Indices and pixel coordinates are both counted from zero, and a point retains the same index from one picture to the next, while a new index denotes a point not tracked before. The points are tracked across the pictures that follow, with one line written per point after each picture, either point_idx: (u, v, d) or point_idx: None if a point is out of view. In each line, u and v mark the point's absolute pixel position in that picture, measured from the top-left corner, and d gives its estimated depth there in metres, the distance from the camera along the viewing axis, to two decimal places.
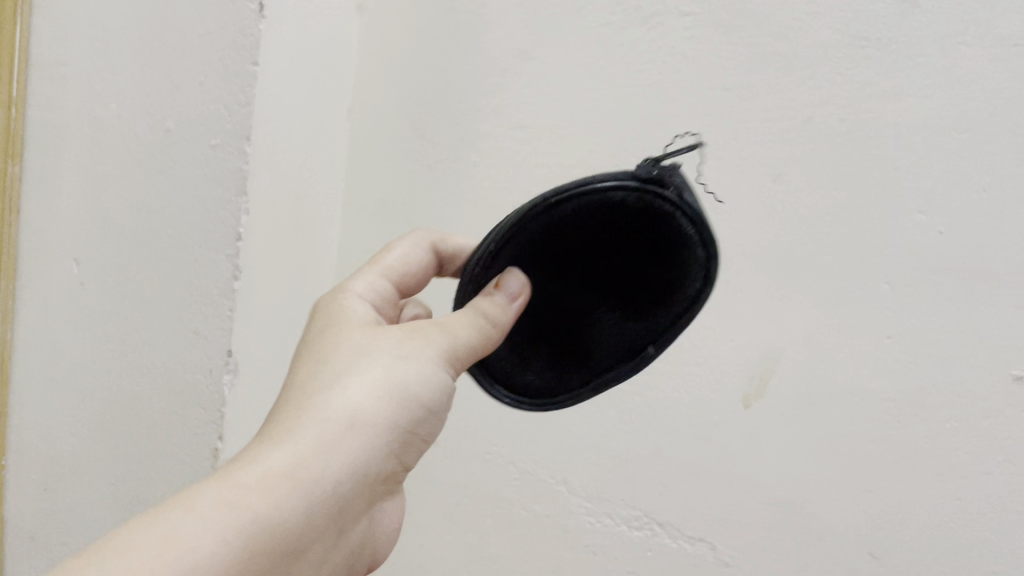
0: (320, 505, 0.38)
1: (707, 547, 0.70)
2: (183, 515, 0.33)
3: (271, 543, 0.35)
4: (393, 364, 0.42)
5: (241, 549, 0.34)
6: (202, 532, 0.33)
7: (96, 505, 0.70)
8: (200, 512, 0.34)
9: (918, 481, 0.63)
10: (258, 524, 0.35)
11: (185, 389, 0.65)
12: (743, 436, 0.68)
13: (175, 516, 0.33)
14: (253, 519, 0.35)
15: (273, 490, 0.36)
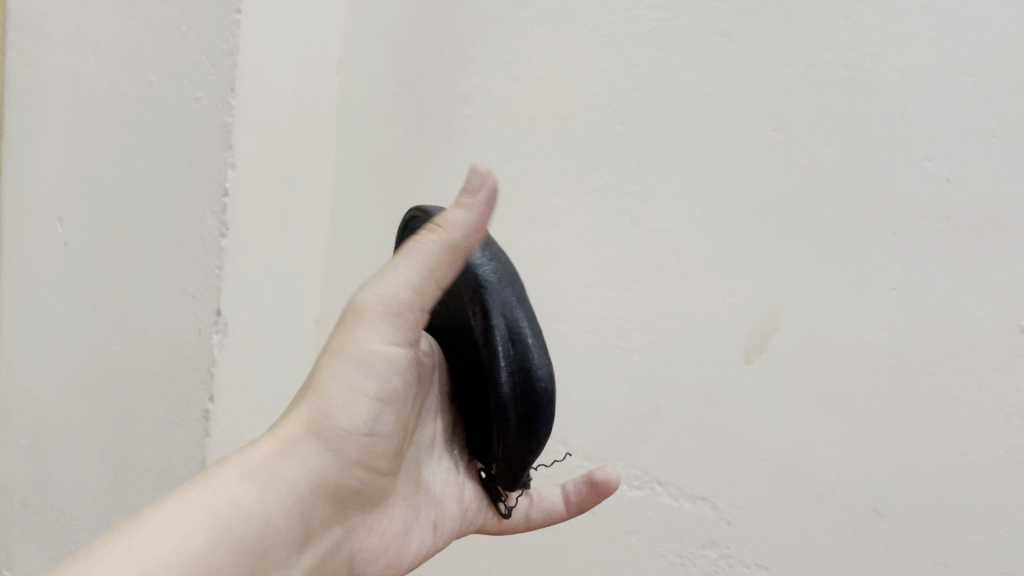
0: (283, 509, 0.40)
1: (708, 506, 0.69)
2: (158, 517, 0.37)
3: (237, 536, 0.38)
4: (364, 378, 0.42)
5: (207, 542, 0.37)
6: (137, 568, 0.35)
7: (85, 471, 0.69)
8: (170, 516, 0.38)
9: (923, 437, 0.62)
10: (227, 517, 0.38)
11: (174, 351, 0.64)
12: (743, 394, 0.67)
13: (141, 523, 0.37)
14: (221, 520, 0.38)
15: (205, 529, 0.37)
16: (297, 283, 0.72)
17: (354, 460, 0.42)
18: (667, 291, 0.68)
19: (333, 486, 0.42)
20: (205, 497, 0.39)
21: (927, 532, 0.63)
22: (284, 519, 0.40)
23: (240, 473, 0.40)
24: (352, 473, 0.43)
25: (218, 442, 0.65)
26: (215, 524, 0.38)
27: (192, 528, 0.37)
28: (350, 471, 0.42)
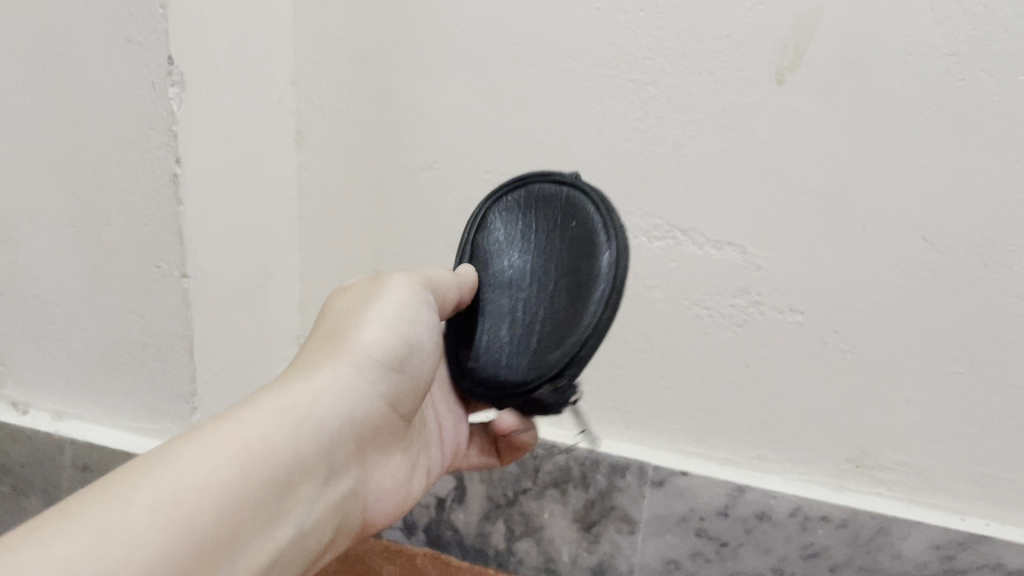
0: (312, 455, 0.39)
1: (737, 251, 0.62)
2: (185, 446, 0.35)
3: (266, 486, 0.36)
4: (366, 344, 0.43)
5: (240, 472, 0.35)
6: (133, 524, 0.31)
7: (57, 258, 0.63)
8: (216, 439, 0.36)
9: (980, 149, 0.55)
10: (268, 462, 0.37)
11: (129, 111, 0.56)
12: (776, 119, 0.58)
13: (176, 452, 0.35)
14: (247, 451, 0.36)
15: (230, 471, 0.35)
16: (261, 32, 0.63)
17: (371, 393, 0.44)
18: (683, 5, 0.58)
19: (354, 420, 0.43)
20: (212, 450, 0.36)
21: (981, 257, 0.57)
22: (310, 467, 0.39)
23: (258, 421, 0.38)
24: (365, 417, 0.43)
25: (194, 211, 0.59)
26: (252, 429, 0.37)
27: (198, 480, 0.34)
28: (365, 401, 0.43)
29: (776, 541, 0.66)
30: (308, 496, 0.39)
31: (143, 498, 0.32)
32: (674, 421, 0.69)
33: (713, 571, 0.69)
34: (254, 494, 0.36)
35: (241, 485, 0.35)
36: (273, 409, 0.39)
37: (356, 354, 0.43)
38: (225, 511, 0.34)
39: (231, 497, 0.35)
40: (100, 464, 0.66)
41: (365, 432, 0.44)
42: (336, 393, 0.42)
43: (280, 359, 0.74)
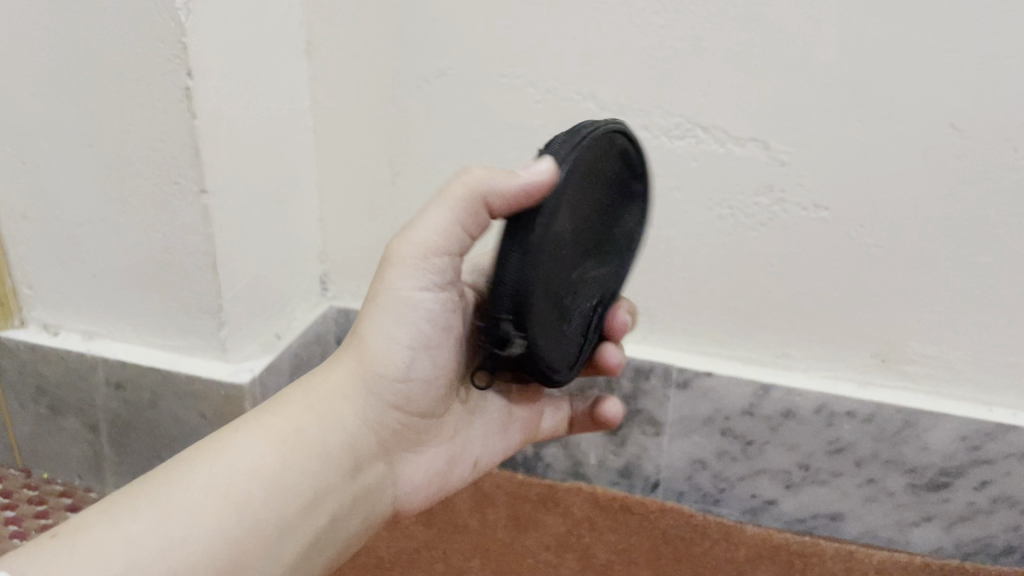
0: (338, 448, 0.45)
1: (760, 147, 0.61)
2: (237, 429, 0.43)
3: (291, 475, 0.42)
4: (385, 321, 0.46)
5: (274, 460, 0.42)
6: (195, 513, 0.38)
7: (76, 179, 0.63)
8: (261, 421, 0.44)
9: (1012, 29, 0.53)
10: (296, 449, 0.43)
11: (136, 23, 0.56)
12: (799, 7, 0.56)
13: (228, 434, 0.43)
14: (279, 441, 0.43)
15: (271, 459, 0.42)
16: None
17: (396, 392, 0.47)
18: None
19: (377, 419, 0.47)
20: (253, 443, 0.42)
21: (1012, 143, 0.55)
22: (337, 461, 0.45)
23: (289, 413, 0.44)
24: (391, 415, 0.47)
25: (208, 126, 0.59)
26: (287, 417, 0.44)
27: (243, 467, 0.41)
28: (390, 399, 0.47)
29: (802, 438, 0.67)
30: (342, 481, 0.45)
31: (200, 491, 0.39)
32: (698, 324, 0.68)
33: (739, 469, 0.70)
34: (291, 480, 0.42)
35: (274, 472, 0.42)
36: (306, 399, 0.45)
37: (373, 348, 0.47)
38: (269, 499, 0.41)
39: (274, 484, 0.42)
40: (133, 380, 0.67)
41: (398, 422, 0.48)
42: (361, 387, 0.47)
43: (303, 275, 0.74)
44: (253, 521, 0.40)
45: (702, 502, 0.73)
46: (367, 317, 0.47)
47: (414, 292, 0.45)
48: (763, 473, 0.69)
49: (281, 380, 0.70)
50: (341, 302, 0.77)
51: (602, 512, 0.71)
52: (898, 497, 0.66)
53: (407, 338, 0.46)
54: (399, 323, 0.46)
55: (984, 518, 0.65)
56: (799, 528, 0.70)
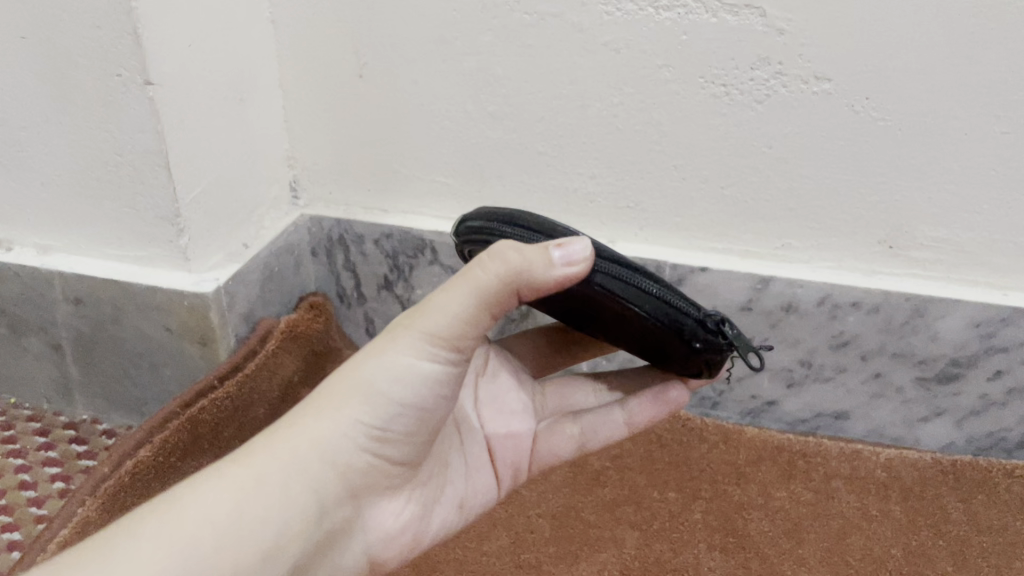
0: (317, 497, 0.40)
1: (756, 15, 0.55)
2: (185, 490, 0.37)
3: (254, 524, 0.37)
4: (382, 377, 0.41)
5: (231, 512, 0.37)
6: (140, 560, 0.34)
7: (13, 78, 0.58)
8: (200, 489, 0.37)
9: None
10: (255, 505, 0.38)
11: None
12: None
13: (182, 491, 0.38)
14: (244, 488, 0.38)
15: (230, 506, 0.37)
16: None
17: (378, 445, 0.42)
18: None
19: (363, 472, 0.42)
20: (214, 488, 0.38)
21: None
22: (314, 509, 0.40)
23: (251, 464, 0.39)
24: (376, 463, 0.42)
25: (147, 10, 0.53)
26: (240, 482, 0.38)
27: (197, 514, 0.36)
28: (377, 453, 0.42)
29: (804, 333, 0.63)
30: (306, 527, 0.39)
31: (149, 539, 0.35)
32: (693, 216, 0.63)
33: (739, 370, 0.66)
34: (248, 529, 0.37)
35: (229, 519, 0.37)
36: (259, 472, 0.39)
37: (352, 411, 0.41)
38: (220, 552, 0.36)
39: (230, 530, 0.37)
40: (93, 295, 0.63)
41: (378, 461, 0.42)
42: (319, 455, 0.40)
43: (270, 182, 0.69)
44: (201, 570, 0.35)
45: (700, 407, 0.69)
46: (338, 388, 0.41)
47: (429, 346, 0.40)
48: (763, 373, 0.66)
49: (251, 291, 0.66)
50: (314, 210, 0.72)
51: None
52: (907, 392, 0.63)
53: (407, 396, 0.41)
54: (397, 381, 0.40)
55: (997, 410, 0.61)
56: (802, 429, 0.67)
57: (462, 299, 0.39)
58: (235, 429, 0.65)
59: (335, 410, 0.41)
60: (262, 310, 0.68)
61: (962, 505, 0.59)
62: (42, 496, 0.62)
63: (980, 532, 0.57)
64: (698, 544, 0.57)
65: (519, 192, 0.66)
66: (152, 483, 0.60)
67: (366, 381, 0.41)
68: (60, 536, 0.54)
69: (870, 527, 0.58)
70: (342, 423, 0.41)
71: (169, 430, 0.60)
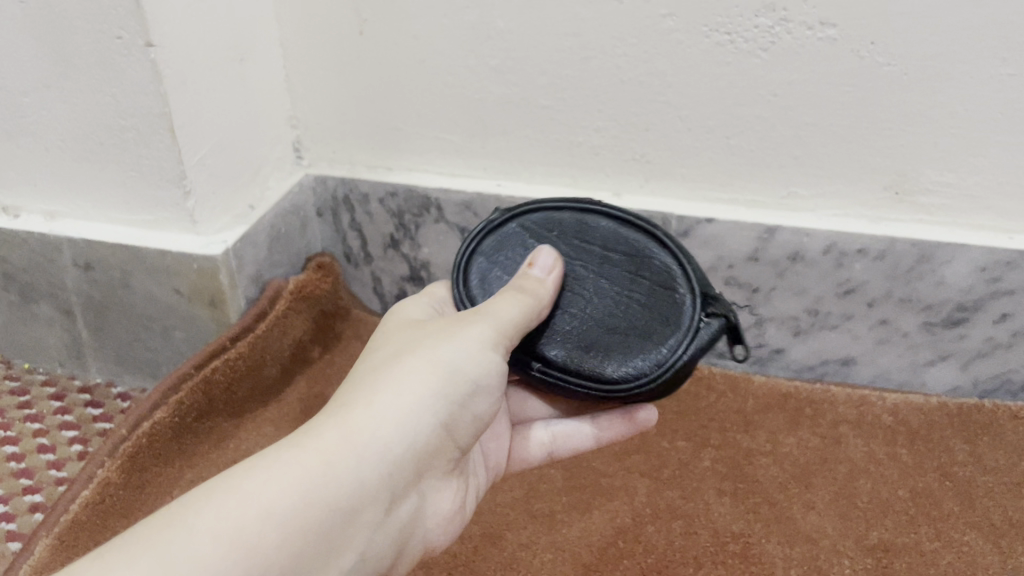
0: (381, 485, 0.38)
1: None
2: (248, 474, 0.35)
3: (320, 516, 0.36)
4: (462, 361, 0.42)
5: (298, 501, 0.35)
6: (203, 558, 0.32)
7: (11, 43, 0.57)
8: (265, 475, 0.35)
9: None
10: (321, 494, 0.36)
11: None
12: None
13: (243, 473, 0.35)
14: (312, 475, 0.36)
15: (295, 496, 0.35)
16: None
17: (444, 429, 0.41)
18: None
19: (424, 457, 0.41)
20: (280, 473, 0.36)
21: None
22: (376, 496, 0.38)
23: (319, 445, 0.37)
24: (434, 450, 0.42)
25: None
26: (306, 468, 0.36)
27: (260, 503, 0.34)
28: (441, 436, 0.41)
29: (810, 281, 0.63)
30: (367, 516, 0.38)
31: (210, 533, 0.33)
32: (699, 166, 0.63)
33: (745, 320, 0.67)
34: (314, 521, 0.36)
35: (296, 511, 0.35)
36: (326, 456, 0.37)
37: (427, 392, 0.40)
38: (290, 536, 0.35)
39: (306, 511, 0.35)
40: (102, 260, 0.63)
41: (444, 442, 0.42)
42: (388, 439, 0.39)
43: (273, 143, 0.69)
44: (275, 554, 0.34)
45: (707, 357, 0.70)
46: (413, 368, 0.41)
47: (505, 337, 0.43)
48: (770, 322, 0.66)
49: (259, 253, 0.66)
50: (318, 170, 0.72)
51: None
52: (913, 338, 0.63)
53: (481, 378, 0.42)
54: (469, 363, 0.42)
55: (1002, 353, 0.62)
56: (808, 376, 0.68)
57: (515, 307, 0.43)
58: (249, 389, 0.66)
59: (407, 386, 0.40)
60: (270, 271, 0.68)
61: (968, 447, 0.60)
62: (61, 459, 0.63)
63: (985, 472, 0.58)
64: (707, 491, 0.58)
65: (523, 147, 0.66)
66: (169, 443, 0.61)
67: (444, 360, 0.41)
68: (83, 496, 0.55)
69: (876, 470, 0.59)
70: (417, 403, 0.40)
71: (183, 392, 0.61)
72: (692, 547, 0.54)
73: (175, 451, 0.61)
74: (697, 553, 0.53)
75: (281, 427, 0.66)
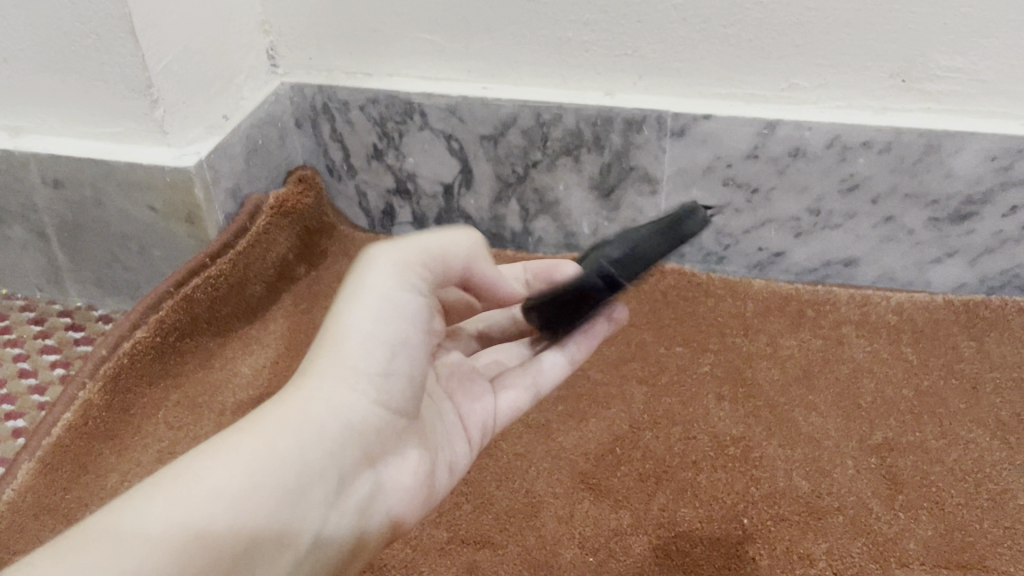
0: (331, 457, 0.35)
1: None
2: (189, 464, 0.32)
3: (268, 493, 0.33)
4: (396, 322, 0.37)
5: (244, 480, 0.32)
6: (149, 538, 0.29)
7: None
8: (206, 462, 0.32)
9: None
10: (265, 472, 0.33)
11: None
12: None
13: (182, 464, 0.32)
14: (252, 452, 0.33)
15: (241, 475, 0.32)
16: None
17: (390, 398, 0.38)
18: None
19: (375, 432, 0.37)
20: (221, 455, 0.32)
21: None
22: (326, 474, 0.35)
23: (253, 425, 0.34)
24: (385, 420, 0.38)
25: None
26: (245, 445, 0.33)
27: (208, 486, 0.31)
28: (389, 408, 0.38)
29: (812, 178, 0.61)
30: (319, 495, 0.35)
31: (161, 514, 0.30)
32: (695, 60, 0.59)
33: (745, 222, 0.64)
34: (266, 498, 0.32)
35: (243, 490, 0.32)
36: (262, 435, 0.33)
37: (363, 361, 0.37)
38: (243, 517, 0.31)
39: (244, 497, 0.32)
40: (72, 176, 0.61)
41: (390, 418, 0.38)
42: (329, 416, 0.35)
43: (245, 50, 0.65)
44: (213, 548, 0.30)
45: (705, 263, 0.68)
46: (347, 337, 0.37)
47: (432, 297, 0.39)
48: (770, 224, 0.64)
49: (237, 165, 0.63)
50: (295, 78, 0.69)
51: None
52: (918, 235, 0.61)
53: (413, 333, 0.38)
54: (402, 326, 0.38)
55: (1012, 247, 0.60)
56: (810, 279, 0.66)
57: (459, 242, 0.40)
58: (233, 308, 0.64)
59: (340, 360, 0.36)
60: (250, 186, 0.65)
61: (975, 343, 0.58)
62: (42, 383, 0.61)
63: (993, 369, 0.57)
64: (707, 395, 0.56)
65: (509, 46, 0.62)
66: (153, 364, 0.59)
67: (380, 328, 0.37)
68: (65, 419, 0.54)
69: (880, 369, 0.57)
70: (354, 371, 0.36)
71: (164, 312, 0.59)
72: (691, 451, 0.53)
73: (159, 372, 0.59)
74: (696, 457, 0.52)
75: (268, 345, 0.64)
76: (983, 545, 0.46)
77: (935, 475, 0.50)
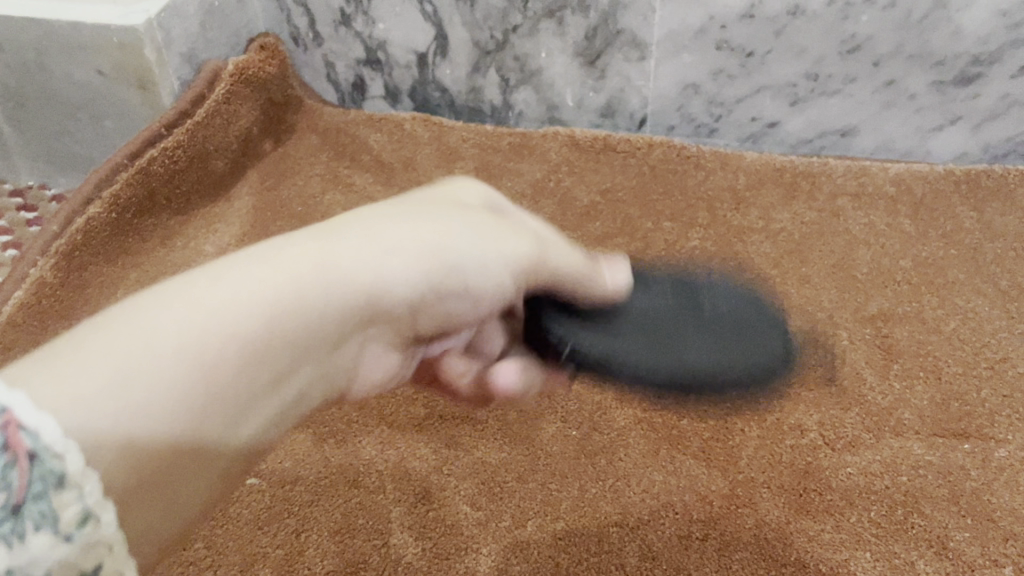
0: (357, 325, 0.27)
1: None
2: (212, 277, 0.24)
3: (285, 347, 0.24)
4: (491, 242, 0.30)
5: (265, 327, 0.24)
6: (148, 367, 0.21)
7: None
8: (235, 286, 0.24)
9: None
10: (294, 325, 0.24)
11: None
12: None
13: (203, 279, 0.24)
14: (292, 300, 0.24)
15: (265, 319, 0.24)
16: None
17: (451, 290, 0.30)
18: None
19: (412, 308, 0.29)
20: (257, 284, 0.24)
21: None
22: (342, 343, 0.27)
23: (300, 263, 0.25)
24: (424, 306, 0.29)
25: None
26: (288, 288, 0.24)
27: (229, 322, 0.23)
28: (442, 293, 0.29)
29: (810, 40, 0.56)
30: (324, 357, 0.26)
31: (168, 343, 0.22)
32: None
33: (738, 89, 0.61)
34: (279, 356, 0.24)
35: (264, 342, 0.24)
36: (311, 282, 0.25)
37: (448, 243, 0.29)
38: (249, 369, 0.23)
39: (262, 351, 0.24)
40: (8, 38, 0.55)
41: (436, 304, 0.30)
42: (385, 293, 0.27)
43: None
44: (209, 402, 0.22)
45: (695, 135, 0.65)
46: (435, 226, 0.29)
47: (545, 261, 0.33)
48: (765, 90, 0.60)
49: (190, 27, 0.58)
50: None
51: (580, 154, 0.63)
52: (920, 100, 0.58)
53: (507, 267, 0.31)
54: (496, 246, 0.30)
55: (1018, 112, 0.57)
56: (805, 150, 0.63)
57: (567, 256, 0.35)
58: (194, 183, 0.60)
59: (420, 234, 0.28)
60: (205, 52, 0.61)
61: (975, 213, 0.56)
62: None
63: (993, 238, 0.54)
64: (696, 270, 0.54)
65: None
66: (110, 241, 0.55)
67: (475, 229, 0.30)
68: (16, 298, 0.50)
69: (877, 241, 0.54)
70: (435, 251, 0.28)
71: (119, 185, 0.55)
72: None
73: (117, 250, 0.56)
74: None
75: (233, 223, 0.60)
76: (980, 414, 0.45)
77: (931, 345, 0.48)
